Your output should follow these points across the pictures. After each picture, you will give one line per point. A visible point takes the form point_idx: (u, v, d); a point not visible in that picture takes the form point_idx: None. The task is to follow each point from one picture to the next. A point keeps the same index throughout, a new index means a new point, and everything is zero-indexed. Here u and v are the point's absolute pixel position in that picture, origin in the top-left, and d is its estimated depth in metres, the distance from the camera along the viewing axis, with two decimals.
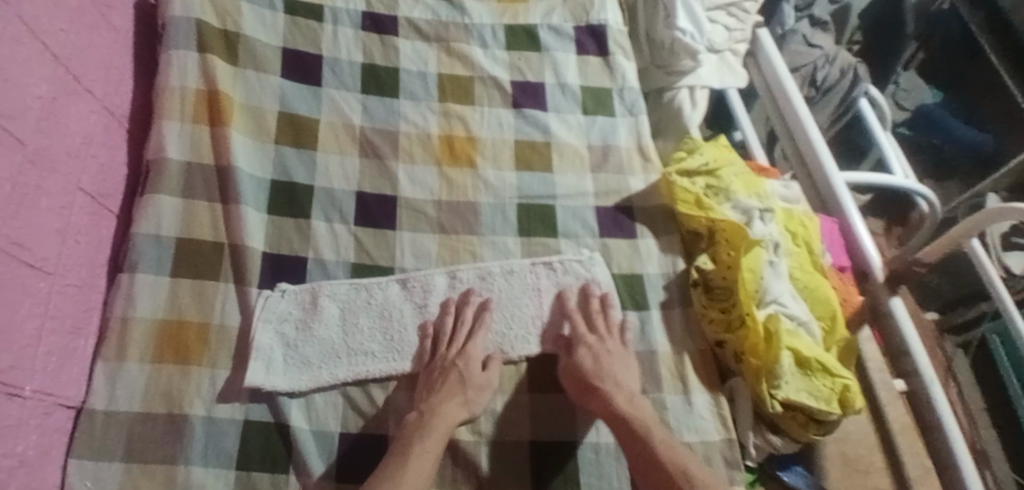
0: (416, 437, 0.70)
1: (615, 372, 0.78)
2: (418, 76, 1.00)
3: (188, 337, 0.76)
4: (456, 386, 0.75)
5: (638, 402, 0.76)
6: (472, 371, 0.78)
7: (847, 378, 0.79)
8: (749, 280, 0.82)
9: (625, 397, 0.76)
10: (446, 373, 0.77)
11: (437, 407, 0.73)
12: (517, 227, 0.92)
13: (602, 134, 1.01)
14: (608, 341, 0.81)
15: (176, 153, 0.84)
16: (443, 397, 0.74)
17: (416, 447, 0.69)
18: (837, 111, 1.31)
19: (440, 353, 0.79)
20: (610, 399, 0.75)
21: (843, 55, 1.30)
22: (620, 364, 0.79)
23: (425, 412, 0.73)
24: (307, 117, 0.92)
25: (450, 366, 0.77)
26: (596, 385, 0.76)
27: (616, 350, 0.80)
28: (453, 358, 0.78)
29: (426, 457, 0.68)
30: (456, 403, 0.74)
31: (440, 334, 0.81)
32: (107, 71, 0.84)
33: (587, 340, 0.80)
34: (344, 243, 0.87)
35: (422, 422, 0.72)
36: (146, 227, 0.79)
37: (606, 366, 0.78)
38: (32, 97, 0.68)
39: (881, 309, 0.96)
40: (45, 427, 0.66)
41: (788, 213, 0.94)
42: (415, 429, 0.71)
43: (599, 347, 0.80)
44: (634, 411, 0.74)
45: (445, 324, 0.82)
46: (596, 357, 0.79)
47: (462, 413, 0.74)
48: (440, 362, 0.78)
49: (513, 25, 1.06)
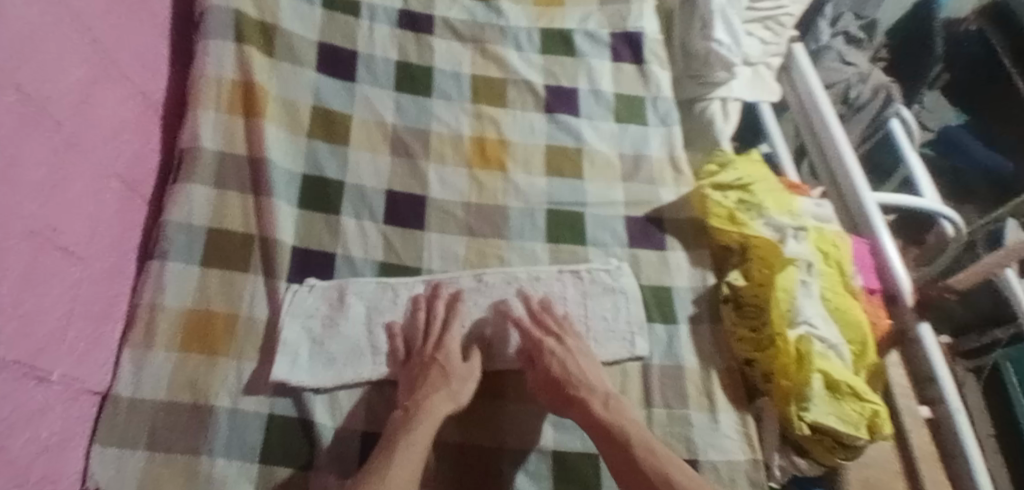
0: (402, 433, 0.69)
1: (587, 376, 0.77)
2: (452, 77, 0.99)
3: (215, 328, 0.76)
4: (440, 379, 0.74)
5: (616, 405, 0.74)
6: (453, 362, 0.77)
7: (877, 403, 0.77)
8: (782, 300, 0.81)
9: (603, 401, 0.74)
10: (427, 368, 0.76)
11: (423, 402, 0.72)
12: (546, 234, 0.91)
13: (634, 144, 1.00)
14: (568, 343, 0.79)
15: (210, 143, 0.84)
16: (428, 392, 0.73)
17: (403, 441, 0.67)
18: (866, 132, 1.27)
19: (417, 348, 0.78)
20: (587, 405, 0.74)
21: (876, 74, 1.26)
22: (589, 367, 0.78)
23: (410, 407, 0.72)
24: (341, 113, 0.92)
25: (430, 360, 0.76)
26: (571, 393, 0.75)
27: (580, 349, 0.80)
28: (432, 351, 0.77)
29: (413, 450, 0.67)
30: (442, 397, 0.73)
31: (414, 327, 0.80)
32: (145, 57, 0.84)
33: (551, 347, 0.77)
34: (372, 242, 0.86)
35: (407, 418, 0.71)
36: (178, 216, 0.79)
37: (575, 372, 0.76)
38: (70, 80, 0.68)
39: (908, 335, 0.95)
40: (69, 413, 0.66)
41: (820, 233, 0.92)
42: (400, 424, 0.70)
43: (560, 351, 0.77)
44: (613, 417, 0.73)
45: (416, 321, 0.80)
46: (564, 364, 0.76)
47: (448, 405, 0.73)
48: (420, 356, 0.77)
49: (549, 30, 1.05)
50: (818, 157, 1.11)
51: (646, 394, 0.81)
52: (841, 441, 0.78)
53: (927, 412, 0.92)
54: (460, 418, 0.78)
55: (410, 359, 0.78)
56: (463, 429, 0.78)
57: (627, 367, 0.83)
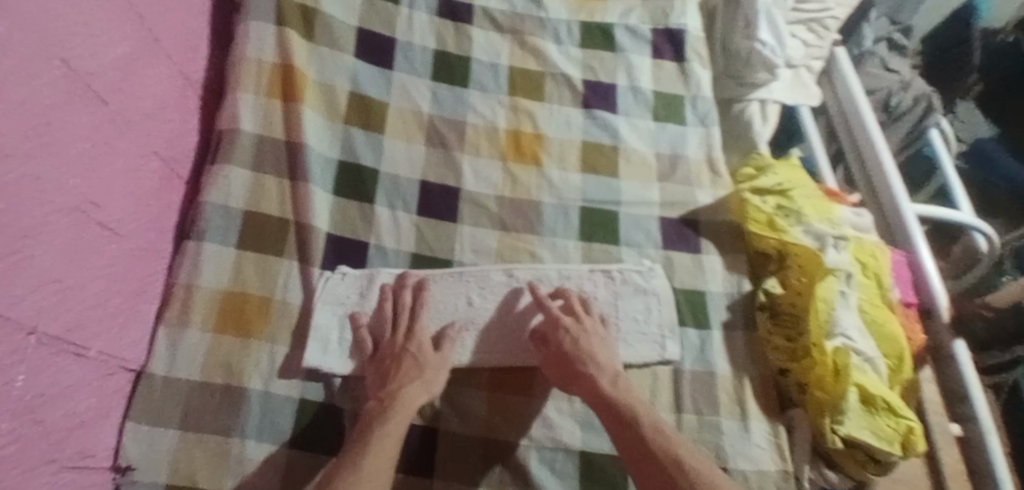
0: (377, 423, 0.67)
1: (594, 352, 0.76)
2: (489, 67, 0.98)
3: (249, 310, 0.76)
4: (412, 370, 0.73)
5: (623, 384, 0.74)
6: (425, 352, 0.75)
7: (912, 420, 0.76)
8: (822, 311, 0.80)
9: (611, 379, 0.74)
10: (398, 359, 0.74)
11: (397, 393, 0.70)
12: (579, 232, 0.90)
13: (671, 143, 0.98)
14: (585, 322, 0.78)
15: (248, 125, 0.83)
16: (401, 383, 0.71)
17: (377, 432, 0.66)
18: (903, 142, 1.20)
19: (387, 339, 0.77)
20: (594, 382, 0.73)
21: (919, 83, 1.21)
22: (600, 344, 0.77)
23: (385, 398, 0.70)
24: (377, 100, 0.91)
25: (401, 352, 0.74)
26: (579, 369, 0.74)
27: (595, 329, 0.78)
28: (402, 343, 0.75)
29: (388, 441, 0.65)
30: (416, 387, 0.71)
31: (382, 320, 0.78)
32: (187, 36, 0.83)
33: (566, 324, 0.77)
34: (405, 232, 0.86)
35: (383, 408, 0.69)
36: (216, 197, 0.79)
37: (586, 347, 0.75)
38: (115, 56, 0.67)
39: (943, 351, 0.93)
40: (105, 389, 0.66)
41: (859, 243, 0.90)
42: (375, 414, 0.68)
43: (574, 328, 0.77)
44: (621, 395, 0.72)
45: (383, 313, 0.78)
46: (575, 340, 0.76)
47: (423, 395, 0.71)
48: (389, 348, 0.75)
49: (590, 23, 1.03)
50: (856, 164, 1.08)
51: (676, 398, 0.80)
52: (874, 456, 0.77)
53: (958, 429, 0.89)
54: (489, 413, 0.78)
55: (378, 352, 0.76)
56: (487, 423, 0.77)
57: (657, 371, 0.82)
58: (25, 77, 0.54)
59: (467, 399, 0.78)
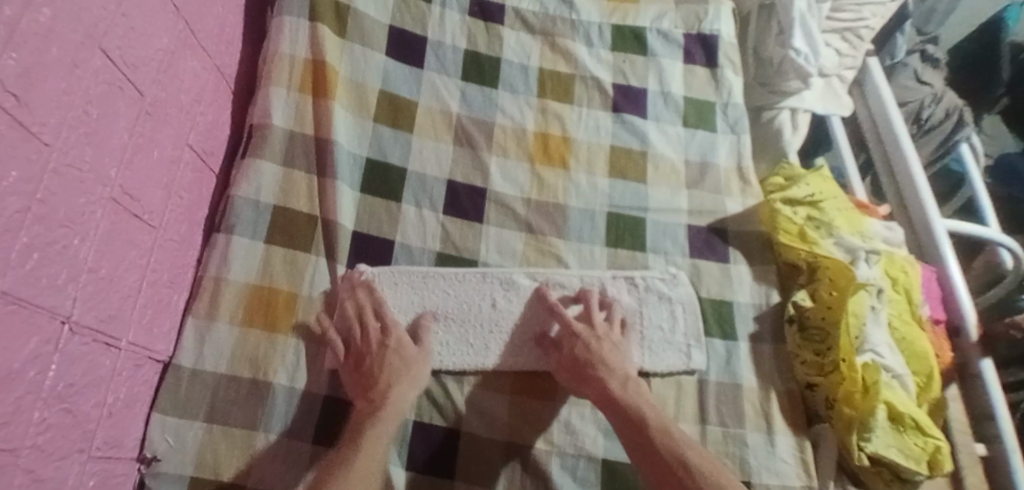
0: (367, 423, 0.69)
1: (605, 356, 0.76)
2: (519, 69, 0.97)
3: (277, 305, 0.76)
4: (399, 367, 0.74)
5: (634, 387, 0.73)
6: (406, 349, 0.76)
7: (940, 440, 0.76)
8: (852, 325, 0.79)
9: (621, 381, 0.74)
10: (381, 356, 0.74)
11: (387, 391, 0.71)
12: (605, 238, 0.89)
13: (701, 150, 0.97)
14: (598, 329, 0.78)
15: (280, 120, 0.84)
16: (389, 382, 0.72)
17: (370, 433, 0.68)
18: (933, 155, 1.16)
19: (358, 337, 0.76)
20: (605, 385, 0.73)
21: (951, 96, 1.18)
22: (612, 349, 0.77)
23: (374, 398, 0.71)
24: (407, 99, 0.91)
25: (382, 349, 0.75)
26: (590, 372, 0.74)
27: (609, 336, 0.79)
28: (379, 343, 0.75)
29: (380, 441, 0.68)
30: (404, 385, 0.73)
31: (349, 317, 0.77)
32: (222, 29, 0.83)
33: (579, 331, 0.77)
34: (431, 231, 0.85)
35: (374, 407, 0.70)
36: (246, 191, 0.79)
37: (597, 353, 0.76)
38: (154, 48, 0.67)
39: (970, 369, 0.91)
40: (134, 379, 0.66)
41: (891, 257, 0.89)
42: (366, 415, 0.70)
43: (588, 335, 0.77)
44: (631, 399, 0.72)
45: (348, 311, 0.77)
46: (588, 346, 0.76)
47: (411, 391, 0.73)
48: (363, 346, 0.75)
49: (622, 26, 1.02)
50: (886, 178, 1.04)
51: (701, 409, 0.80)
52: (899, 475, 0.77)
53: (983, 450, 0.87)
54: (511, 416, 0.77)
55: (350, 352, 0.75)
56: (508, 427, 0.76)
57: (682, 380, 0.81)
58: (70, 68, 0.54)
59: (488, 401, 0.78)
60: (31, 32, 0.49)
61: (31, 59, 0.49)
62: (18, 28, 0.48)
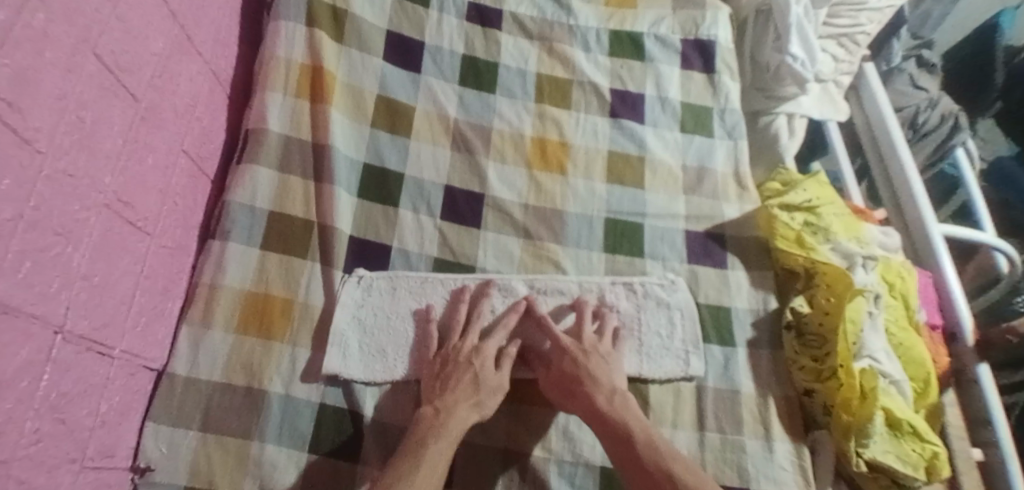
0: (430, 438, 0.67)
1: (593, 369, 0.75)
2: (517, 74, 0.97)
3: (273, 312, 0.75)
4: (470, 386, 0.73)
5: (622, 401, 0.73)
6: (487, 369, 0.75)
7: (937, 445, 0.76)
8: (849, 332, 0.79)
9: (608, 396, 0.73)
10: (461, 369, 0.74)
11: (451, 410, 0.70)
12: (603, 243, 0.89)
13: (699, 156, 0.97)
14: (586, 344, 0.77)
15: (276, 125, 0.83)
16: (457, 399, 0.71)
17: (431, 449, 0.66)
18: (928, 161, 1.17)
19: (451, 343, 0.77)
20: (592, 399, 0.72)
21: (947, 101, 1.18)
22: (601, 363, 0.76)
23: (440, 411, 0.70)
24: (405, 103, 0.91)
25: (466, 363, 0.74)
26: (577, 387, 0.74)
27: (598, 349, 0.78)
28: (470, 354, 0.75)
29: (439, 460, 0.66)
30: (468, 406, 0.71)
31: (452, 321, 0.79)
32: (218, 34, 0.83)
33: (567, 346, 0.76)
34: (428, 237, 0.85)
35: (438, 422, 0.69)
36: (241, 197, 0.79)
37: (585, 367, 0.75)
38: (150, 53, 0.67)
39: (967, 375, 0.90)
40: (128, 387, 0.66)
41: (887, 263, 0.89)
42: (428, 429, 0.68)
43: (576, 349, 0.76)
44: (618, 413, 0.71)
45: (454, 315, 0.79)
46: (575, 360, 0.75)
47: (473, 415, 0.71)
48: (454, 355, 0.76)
49: (619, 31, 1.02)
50: (882, 182, 1.04)
51: (699, 416, 0.80)
52: (896, 480, 0.77)
53: (980, 454, 0.87)
54: (510, 422, 0.77)
55: (440, 356, 0.76)
56: (506, 434, 0.76)
57: (680, 387, 0.81)
58: (64, 73, 0.54)
59: None
60: (24, 37, 0.49)
61: (25, 64, 0.49)
62: (11, 33, 0.48)
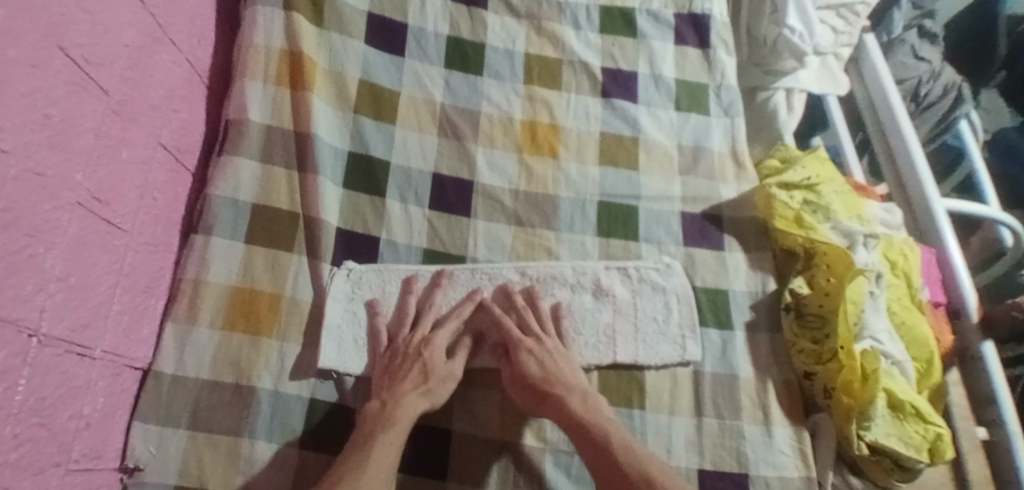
0: (379, 428, 0.67)
1: (561, 372, 0.74)
2: (505, 54, 0.94)
3: (259, 306, 0.74)
4: (419, 376, 0.72)
5: (594, 403, 0.71)
6: (437, 361, 0.74)
7: (941, 427, 0.74)
8: (851, 313, 0.77)
9: (581, 398, 0.72)
10: (411, 362, 0.73)
11: (398, 399, 0.70)
12: (597, 227, 0.87)
13: (694, 135, 0.94)
14: (546, 340, 0.76)
15: (257, 115, 0.81)
16: (409, 388, 0.71)
17: (380, 439, 0.66)
18: (932, 134, 1.13)
19: (402, 336, 0.76)
20: (564, 402, 0.71)
21: (950, 72, 1.13)
22: (566, 364, 0.75)
23: (387, 402, 0.70)
24: (389, 89, 0.88)
25: (414, 354, 0.74)
26: (547, 391, 0.72)
27: (558, 348, 0.76)
28: (419, 344, 0.75)
29: (390, 449, 0.65)
30: (415, 395, 0.71)
31: (402, 314, 0.78)
32: (194, 22, 0.80)
33: (527, 345, 0.75)
34: (417, 228, 0.83)
35: (386, 414, 0.69)
36: (223, 190, 0.77)
37: (555, 371, 0.73)
38: (120, 44, 0.64)
39: (970, 352, 0.88)
40: (112, 388, 0.64)
41: (889, 241, 0.87)
42: (377, 421, 0.68)
43: (537, 351, 0.75)
44: (591, 415, 0.70)
45: (405, 308, 0.78)
46: (541, 363, 0.74)
47: (422, 404, 0.71)
48: (403, 347, 0.75)
49: (610, 8, 0.99)
50: (883, 156, 1.02)
51: (696, 401, 0.79)
52: (899, 463, 0.75)
53: (984, 434, 0.85)
54: (499, 414, 0.76)
55: (390, 350, 0.75)
56: (499, 425, 0.75)
57: (677, 372, 0.80)
58: (29, 69, 0.52)
59: (479, 397, 0.77)
60: None
61: None
62: None
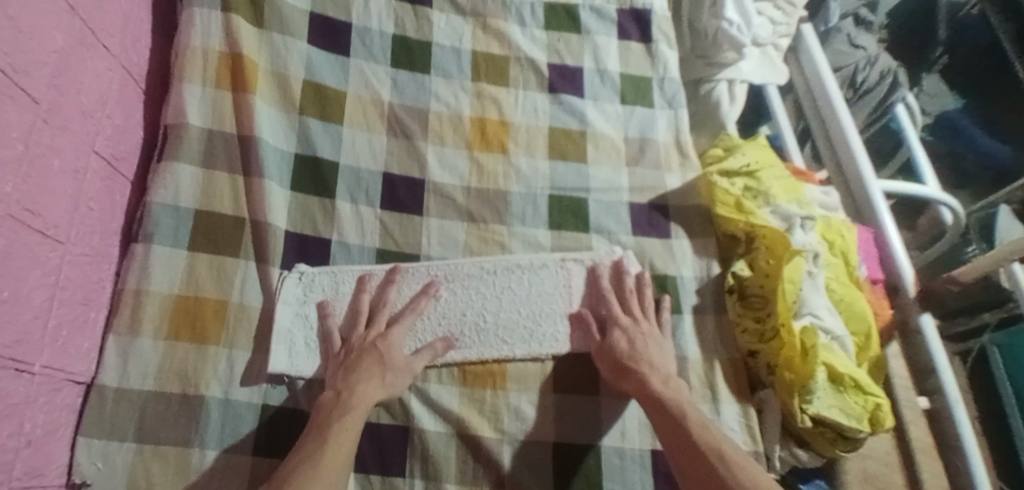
0: (335, 417, 0.67)
1: (650, 354, 0.76)
2: (452, 52, 0.95)
3: (205, 314, 0.73)
4: (375, 366, 0.72)
5: (674, 385, 0.74)
6: (393, 353, 0.74)
7: (879, 397, 0.77)
8: (790, 292, 0.80)
9: (662, 379, 0.74)
10: (366, 352, 0.73)
11: (354, 387, 0.70)
12: (548, 220, 0.88)
13: (640, 126, 0.97)
14: (642, 323, 0.79)
15: (196, 119, 0.80)
16: (362, 377, 0.71)
17: (336, 426, 0.66)
18: (869, 118, 1.19)
19: (358, 335, 0.76)
20: (645, 380, 0.73)
21: (886, 57, 1.17)
22: (656, 347, 0.77)
23: (342, 391, 0.70)
24: (334, 88, 0.88)
25: (369, 347, 0.74)
26: (632, 367, 0.75)
27: (652, 333, 0.78)
28: (375, 339, 0.75)
29: (348, 436, 0.65)
30: (374, 386, 0.71)
31: (356, 314, 0.77)
32: (125, 27, 0.78)
33: (622, 323, 0.78)
34: (369, 228, 0.83)
35: (341, 402, 0.69)
36: (164, 196, 0.75)
37: (641, 350, 0.76)
38: (47, 51, 0.63)
39: (910, 325, 0.92)
40: (52, 404, 0.63)
41: (827, 221, 0.90)
42: (333, 409, 0.68)
43: (631, 329, 0.78)
44: (670, 394, 0.72)
45: (359, 306, 0.78)
46: (631, 340, 0.77)
47: (380, 395, 0.71)
48: (358, 342, 0.75)
49: (554, 4, 1.01)
50: (823, 142, 1.06)
51: None
52: (843, 433, 0.78)
53: (926, 403, 0.89)
54: (460, 405, 0.76)
55: (347, 346, 0.75)
56: (456, 417, 0.75)
57: None
58: None
59: (438, 388, 0.77)
60: None
61: None
62: None
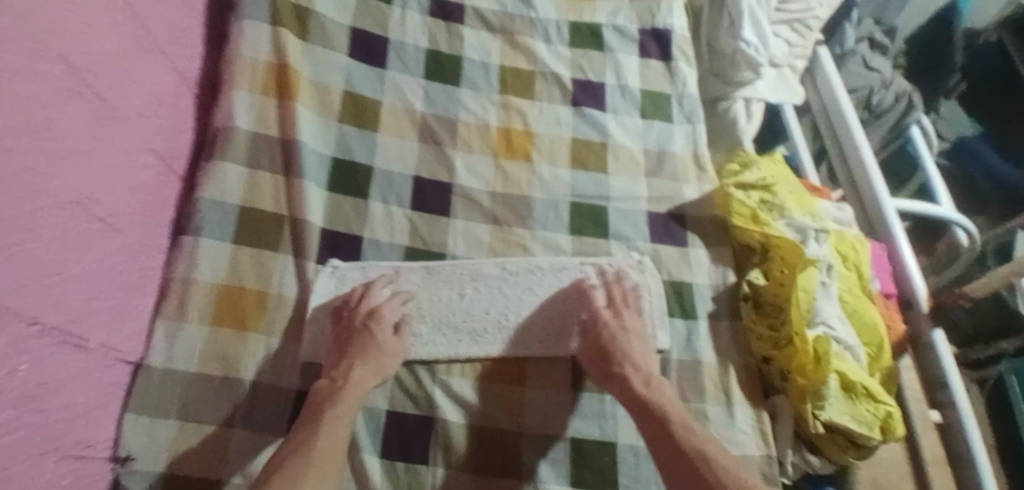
0: (326, 404, 0.70)
1: (632, 353, 0.78)
2: (480, 66, 1.00)
3: (245, 303, 0.78)
4: (365, 353, 0.75)
5: (657, 385, 0.74)
6: (381, 337, 0.77)
7: (891, 405, 0.80)
8: (803, 301, 0.82)
9: (643, 379, 0.75)
10: (354, 335, 0.77)
11: (347, 376, 0.73)
12: (570, 226, 0.92)
13: (658, 140, 1.01)
14: (625, 318, 0.81)
15: (244, 123, 0.85)
16: (352, 364, 0.74)
17: (326, 415, 0.68)
18: (887, 137, 1.23)
19: (348, 312, 0.79)
20: (627, 382, 0.75)
21: (900, 80, 1.21)
22: (638, 342, 0.79)
23: (335, 379, 0.73)
24: (370, 98, 0.93)
25: (359, 329, 0.77)
26: (614, 368, 0.77)
27: (635, 329, 0.81)
28: (363, 322, 0.78)
29: (338, 423, 0.68)
30: (364, 372, 0.74)
31: (349, 296, 0.80)
32: (180, 35, 0.84)
33: (605, 320, 0.81)
34: (399, 228, 0.87)
35: (332, 389, 0.72)
36: (212, 193, 0.80)
37: (620, 344, 0.78)
38: (113, 54, 0.69)
39: (923, 340, 0.94)
40: (104, 380, 0.68)
41: (841, 236, 0.93)
42: (325, 397, 0.71)
43: (614, 324, 0.80)
44: (653, 394, 0.73)
45: (353, 291, 0.80)
46: (612, 334, 0.79)
47: (371, 379, 0.74)
48: (347, 321, 0.78)
49: (579, 23, 1.06)
50: (838, 160, 1.09)
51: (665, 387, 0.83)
52: (854, 440, 0.80)
53: (938, 416, 0.90)
54: (480, 399, 0.80)
55: (338, 330, 0.78)
56: (478, 411, 0.79)
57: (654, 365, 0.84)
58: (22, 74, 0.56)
59: (460, 382, 0.80)
60: None
61: None
62: None
